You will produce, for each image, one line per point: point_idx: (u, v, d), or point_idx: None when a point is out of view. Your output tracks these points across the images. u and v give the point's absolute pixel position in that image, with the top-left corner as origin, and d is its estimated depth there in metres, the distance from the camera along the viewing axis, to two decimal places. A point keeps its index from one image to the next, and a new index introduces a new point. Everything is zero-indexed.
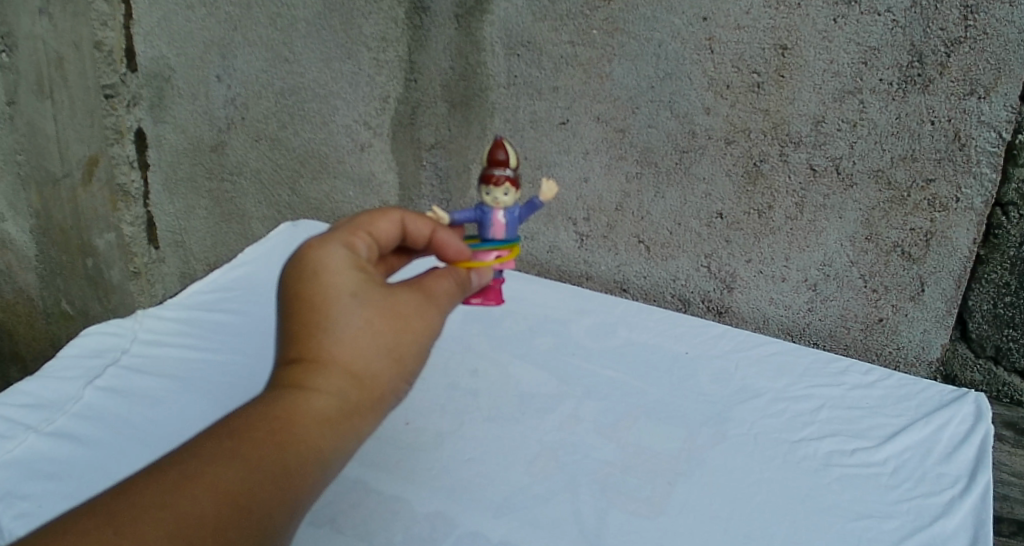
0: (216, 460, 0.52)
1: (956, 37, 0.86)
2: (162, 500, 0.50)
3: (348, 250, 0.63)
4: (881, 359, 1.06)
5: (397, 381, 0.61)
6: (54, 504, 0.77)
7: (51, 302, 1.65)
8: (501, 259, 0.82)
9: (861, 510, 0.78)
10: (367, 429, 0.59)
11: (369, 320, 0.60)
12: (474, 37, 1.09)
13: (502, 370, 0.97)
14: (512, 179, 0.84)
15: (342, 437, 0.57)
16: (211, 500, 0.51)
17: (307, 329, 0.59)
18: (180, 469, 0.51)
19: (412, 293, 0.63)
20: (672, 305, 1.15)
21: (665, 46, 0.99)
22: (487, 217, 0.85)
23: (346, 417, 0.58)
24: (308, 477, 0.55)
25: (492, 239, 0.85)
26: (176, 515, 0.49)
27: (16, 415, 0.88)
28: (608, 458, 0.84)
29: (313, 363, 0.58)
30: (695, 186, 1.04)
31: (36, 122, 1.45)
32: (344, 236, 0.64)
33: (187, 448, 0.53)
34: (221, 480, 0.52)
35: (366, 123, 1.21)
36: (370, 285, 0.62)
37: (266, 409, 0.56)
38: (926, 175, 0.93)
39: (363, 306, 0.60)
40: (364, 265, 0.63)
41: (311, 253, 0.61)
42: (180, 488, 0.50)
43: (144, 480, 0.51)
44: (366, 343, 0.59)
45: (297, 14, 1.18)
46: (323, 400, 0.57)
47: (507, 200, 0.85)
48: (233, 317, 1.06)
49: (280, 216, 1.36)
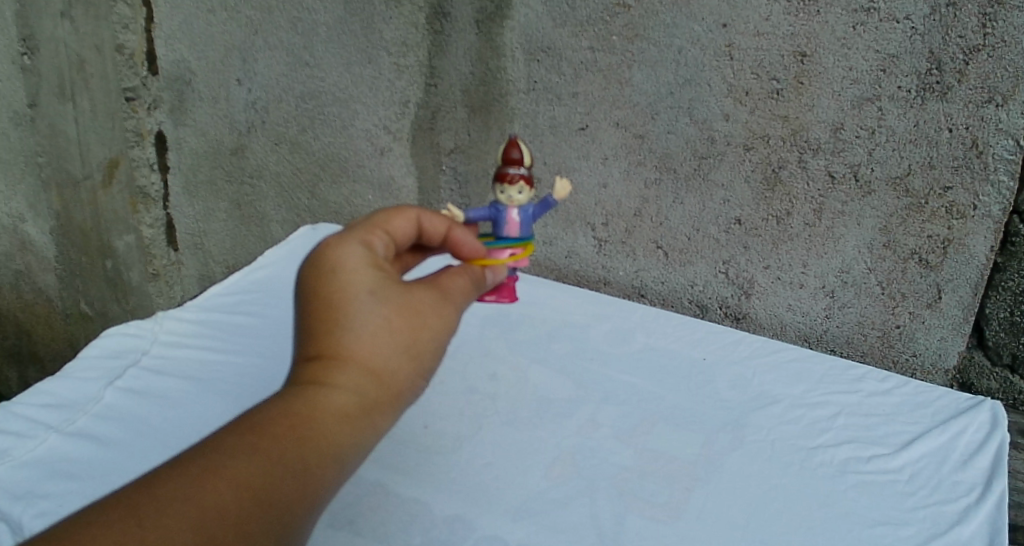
0: (236, 453, 0.53)
1: (974, 45, 0.86)
2: (184, 492, 0.50)
3: (366, 249, 0.63)
4: (897, 367, 1.06)
5: (414, 378, 0.62)
6: (75, 503, 0.77)
7: (71, 303, 1.66)
8: (515, 258, 0.83)
9: (879, 517, 0.78)
10: (385, 425, 0.60)
11: (387, 318, 0.60)
12: (495, 42, 1.09)
13: (520, 375, 0.97)
14: (526, 177, 0.85)
15: (361, 432, 0.58)
16: (233, 494, 0.51)
17: (325, 326, 0.59)
18: (200, 462, 0.51)
19: (429, 291, 0.64)
20: (690, 311, 1.15)
21: (685, 52, 0.99)
22: (502, 215, 0.86)
23: (365, 413, 0.58)
24: (328, 471, 0.56)
25: (506, 237, 0.86)
26: (198, 507, 0.49)
27: (36, 415, 0.88)
28: (626, 463, 0.84)
29: (332, 360, 0.59)
30: (714, 192, 1.05)
31: (58, 125, 1.46)
32: (362, 234, 0.64)
33: (208, 442, 0.53)
34: (243, 474, 0.52)
35: (385, 128, 1.21)
36: (388, 282, 0.62)
37: (285, 404, 0.56)
38: (944, 183, 0.92)
39: (381, 303, 0.60)
40: (381, 263, 0.63)
41: (330, 251, 0.62)
42: (202, 480, 0.50)
43: (167, 472, 0.51)
44: (384, 340, 0.60)
45: (318, 19, 1.19)
46: (342, 396, 0.57)
47: (522, 199, 0.85)
48: (251, 319, 1.07)
49: (299, 219, 1.36)
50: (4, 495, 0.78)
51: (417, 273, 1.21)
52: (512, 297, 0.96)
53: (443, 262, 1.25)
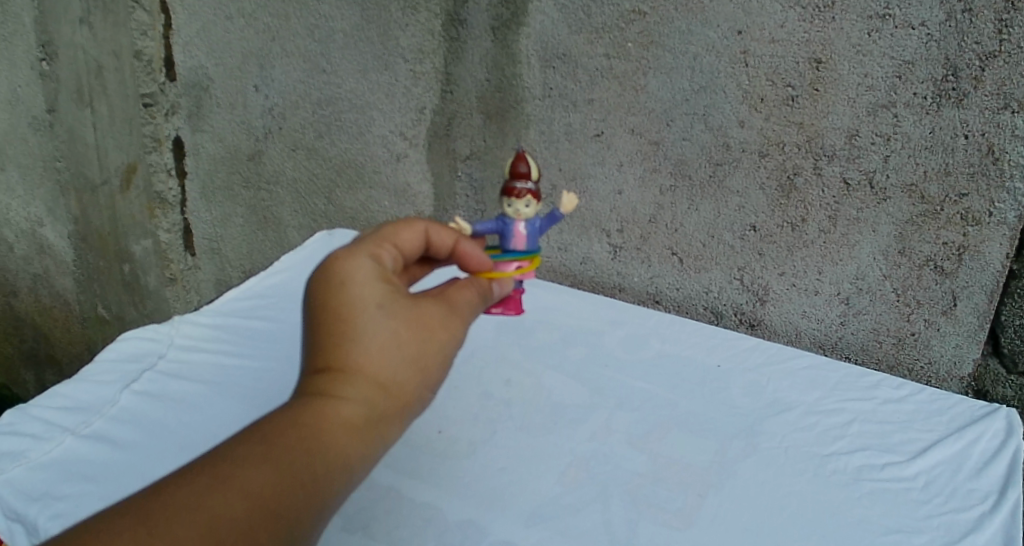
0: (246, 463, 0.53)
1: (990, 51, 0.86)
2: (195, 500, 0.51)
3: (374, 262, 0.63)
4: (913, 375, 1.05)
5: (422, 390, 0.62)
6: (90, 505, 0.78)
7: (89, 306, 1.69)
8: (521, 270, 0.84)
9: (891, 525, 0.78)
10: (392, 436, 0.60)
11: (395, 331, 0.60)
12: (511, 49, 1.10)
13: (535, 380, 0.98)
14: (533, 191, 0.85)
15: (368, 443, 0.59)
16: (242, 503, 0.52)
17: (334, 338, 0.60)
18: (210, 471, 0.53)
19: (436, 304, 0.64)
20: (705, 317, 1.15)
21: (700, 59, 0.99)
22: (508, 229, 0.86)
23: (372, 424, 0.59)
24: (336, 482, 0.56)
25: (513, 250, 0.87)
26: (208, 516, 0.50)
27: (53, 416, 0.89)
28: (639, 469, 0.84)
29: (341, 372, 0.59)
30: (729, 199, 1.05)
31: (77, 130, 1.49)
32: (369, 247, 0.65)
33: (218, 452, 0.54)
34: (251, 483, 0.53)
35: (402, 134, 1.22)
36: (396, 296, 0.62)
37: (294, 416, 0.57)
38: (960, 190, 0.92)
39: (390, 316, 0.61)
40: (390, 277, 0.63)
41: (338, 264, 0.62)
42: (211, 489, 0.51)
43: (178, 482, 0.52)
44: (392, 352, 0.60)
45: (335, 26, 1.20)
46: (350, 408, 0.58)
47: (529, 212, 0.86)
48: (266, 324, 1.07)
49: (315, 224, 1.36)
50: (20, 496, 0.79)
51: (425, 283, 1.21)
52: (518, 310, 0.96)
53: (450, 271, 1.26)
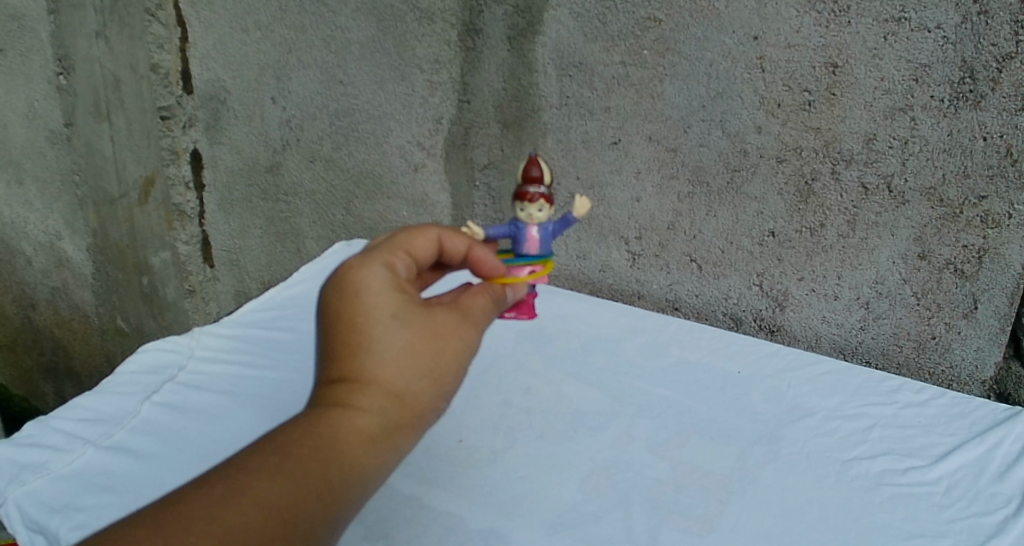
0: (261, 473, 0.54)
1: (1007, 53, 0.85)
2: (210, 512, 0.51)
3: (388, 270, 0.63)
4: (934, 378, 1.04)
5: (436, 398, 0.62)
6: (111, 516, 0.78)
7: (108, 318, 1.70)
8: (534, 274, 0.83)
9: (913, 530, 0.78)
10: (407, 444, 0.61)
11: (410, 341, 0.60)
12: (528, 58, 1.10)
13: (555, 388, 0.98)
14: (545, 196, 0.85)
15: (383, 453, 0.59)
16: (258, 514, 0.52)
17: (349, 348, 0.60)
18: (227, 481, 0.53)
19: (450, 312, 0.64)
20: (725, 323, 1.15)
21: (716, 65, 0.99)
22: (521, 233, 0.86)
23: (387, 434, 0.59)
24: (350, 492, 0.57)
25: (526, 255, 0.86)
26: (222, 526, 0.51)
27: (74, 428, 0.89)
28: (661, 476, 0.84)
29: (356, 383, 0.59)
30: (748, 205, 1.05)
31: (94, 144, 1.50)
32: (384, 256, 0.64)
33: (235, 462, 0.54)
34: (267, 494, 0.53)
35: (419, 144, 1.22)
36: (411, 306, 0.62)
37: (310, 425, 0.57)
38: (979, 192, 0.92)
39: (405, 326, 0.60)
40: (404, 285, 0.63)
41: (352, 273, 0.61)
42: (226, 499, 0.52)
43: (194, 492, 0.52)
44: (407, 363, 0.60)
45: (352, 37, 1.21)
46: (365, 418, 0.58)
47: (541, 216, 0.86)
48: (287, 335, 1.08)
49: (334, 235, 1.37)
50: (41, 507, 0.79)
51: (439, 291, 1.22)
52: (531, 313, 0.98)
53: (463, 278, 1.26)
